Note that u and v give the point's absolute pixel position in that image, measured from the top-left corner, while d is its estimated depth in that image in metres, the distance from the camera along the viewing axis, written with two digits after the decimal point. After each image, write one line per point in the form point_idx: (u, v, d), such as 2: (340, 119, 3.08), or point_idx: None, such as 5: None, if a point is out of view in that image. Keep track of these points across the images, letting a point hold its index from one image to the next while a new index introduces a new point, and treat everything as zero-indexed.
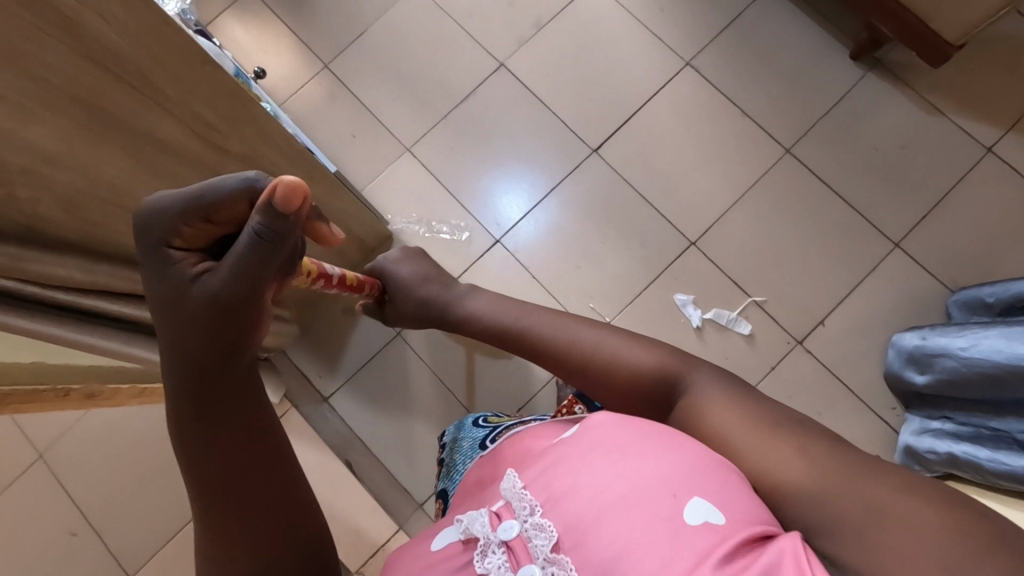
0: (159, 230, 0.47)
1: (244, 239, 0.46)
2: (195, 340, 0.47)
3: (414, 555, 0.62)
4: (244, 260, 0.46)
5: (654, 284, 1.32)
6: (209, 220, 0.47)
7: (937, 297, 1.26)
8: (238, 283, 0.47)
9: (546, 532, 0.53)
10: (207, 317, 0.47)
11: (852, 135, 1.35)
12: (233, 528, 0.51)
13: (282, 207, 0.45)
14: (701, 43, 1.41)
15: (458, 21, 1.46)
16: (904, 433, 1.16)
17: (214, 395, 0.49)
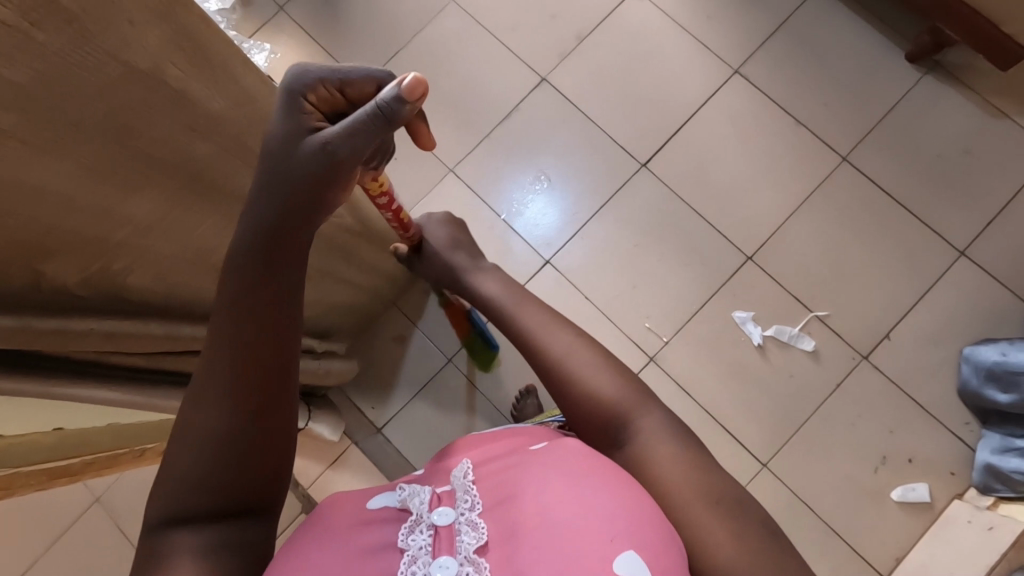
0: (298, 86, 0.49)
1: (365, 110, 0.48)
2: (287, 192, 0.47)
3: (340, 509, 0.57)
4: (362, 124, 0.48)
5: (712, 300, 1.28)
6: (340, 90, 0.51)
7: (1008, 307, 1.23)
8: (349, 147, 0.48)
9: (476, 532, 0.52)
10: (306, 171, 0.47)
11: (911, 140, 1.30)
12: (241, 419, 0.45)
13: (410, 91, 0.48)
14: (750, 50, 1.37)
15: (498, 37, 1.42)
16: (982, 450, 1.15)
17: (279, 252, 0.47)
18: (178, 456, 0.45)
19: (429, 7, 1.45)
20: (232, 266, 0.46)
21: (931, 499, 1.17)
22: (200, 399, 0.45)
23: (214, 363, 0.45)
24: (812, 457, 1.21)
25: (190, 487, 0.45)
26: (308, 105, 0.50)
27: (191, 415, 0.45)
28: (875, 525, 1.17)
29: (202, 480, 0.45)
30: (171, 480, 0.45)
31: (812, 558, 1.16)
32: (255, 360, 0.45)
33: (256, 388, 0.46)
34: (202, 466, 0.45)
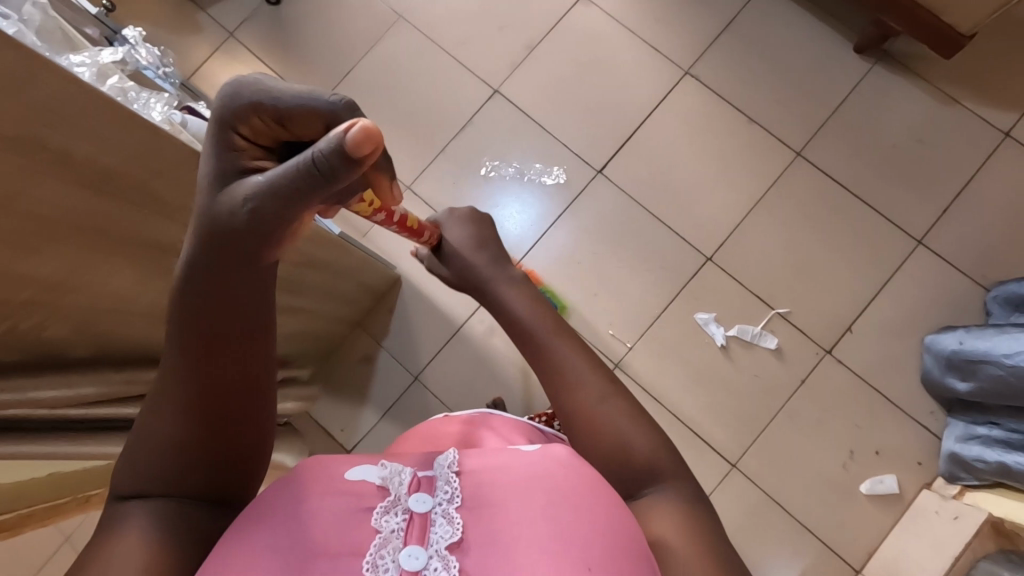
0: (231, 115, 0.41)
1: (297, 163, 0.38)
2: (218, 241, 0.41)
3: (312, 473, 0.47)
4: (292, 180, 0.38)
5: (673, 304, 1.28)
6: (282, 124, 0.42)
7: (968, 294, 1.23)
8: (279, 206, 0.40)
9: (453, 526, 0.44)
10: (230, 223, 0.40)
11: (865, 132, 1.30)
12: (211, 433, 0.44)
13: (357, 151, 0.38)
14: (700, 50, 1.37)
15: (449, 51, 1.42)
16: (947, 439, 1.14)
17: (229, 291, 0.42)
18: (143, 450, 0.44)
19: (378, 25, 1.45)
20: (184, 295, 0.42)
21: (900, 490, 1.17)
22: (165, 410, 0.43)
23: (178, 376, 0.43)
24: (780, 455, 1.21)
25: (153, 480, 0.44)
26: (241, 142, 0.42)
27: (157, 416, 0.43)
28: (846, 519, 1.17)
29: (164, 473, 0.44)
30: (136, 469, 0.44)
31: (783, 556, 1.17)
32: (222, 385, 0.43)
33: (226, 410, 0.44)
34: (163, 467, 0.44)
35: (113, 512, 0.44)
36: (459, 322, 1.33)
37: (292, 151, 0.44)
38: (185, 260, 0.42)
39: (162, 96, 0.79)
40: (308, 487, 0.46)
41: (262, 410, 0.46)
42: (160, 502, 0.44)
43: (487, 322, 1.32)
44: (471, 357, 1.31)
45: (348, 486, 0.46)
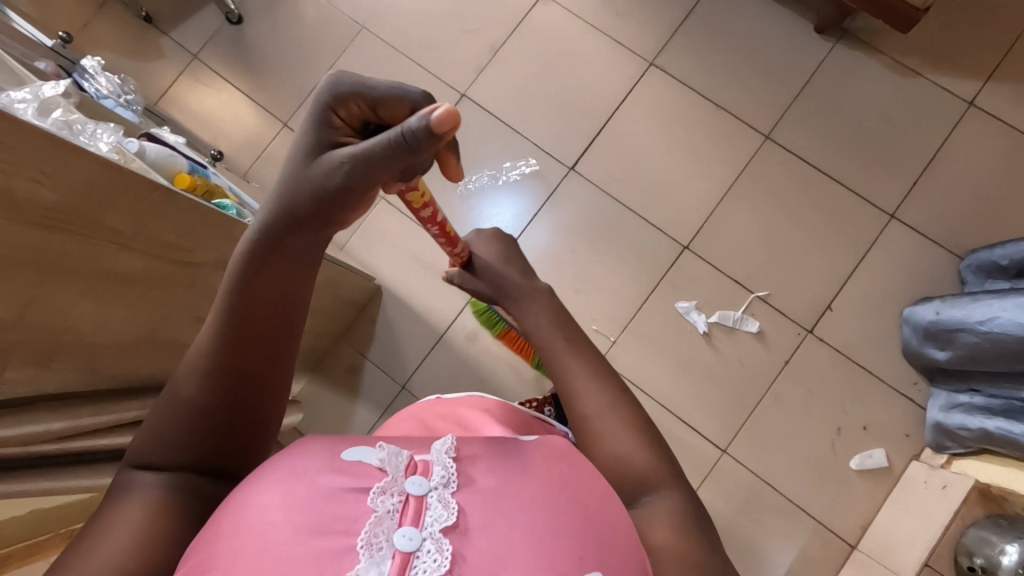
0: (331, 97, 0.50)
1: (388, 136, 0.47)
2: (298, 207, 0.50)
3: (301, 457, 0.45)
4: (382, 150, 0.48)
5: (653, 295, 1.29)
6: (373, 109, 0.51)
7: (943, 264, 1.24)
8: (365, 171, 0.49)
9: (450, 509, 0.42)
10: (321, 186, 0.49)
11: (831, 111, 1.31)
12: (235, 401, 0.49)
13: (438, 129, 0.47)
14: (663, 40, 1.38)
15: (414, 59, 1.42)
16: (931, 409, 1.16)
17: (278, 263, 0.50)
18: (170, 417, 0.49)
19: (341, 37, 1.45)
20: (248, 259, 0.50)
21: (889, 463, 1.18)
22: (195, 374, 0.49)
23: (221, 343, 0.49)
24: (768, 436, 1.22)
25: (173, 448, 0.48)
26: (337, 121, 0.51)
27: (192, 384, 0.49)
28: (838, 496, 1.18)
29: (183, 442, 0.48)
30: (159, 436, 0.48)
31: (779, 537, 1.17)
32: (248, 353, 0.49)
33: (253, 381, 0.50)
34: (190, 435, 0.48)
35: (132, 475, 0.48)
36: (442, 329, 1.33)
37: (375, 131, 0.53)
38: (257, 221, 0.51)
39: (113, 126, 0.79)
40: (296, 470, 0.43)
41: (271, 403, 0.52)
42: (176, 467, 0.48)
43: (470, 327, 1.32)
44: (457, 362, 1.31)
45: (341, 468, 0.44)
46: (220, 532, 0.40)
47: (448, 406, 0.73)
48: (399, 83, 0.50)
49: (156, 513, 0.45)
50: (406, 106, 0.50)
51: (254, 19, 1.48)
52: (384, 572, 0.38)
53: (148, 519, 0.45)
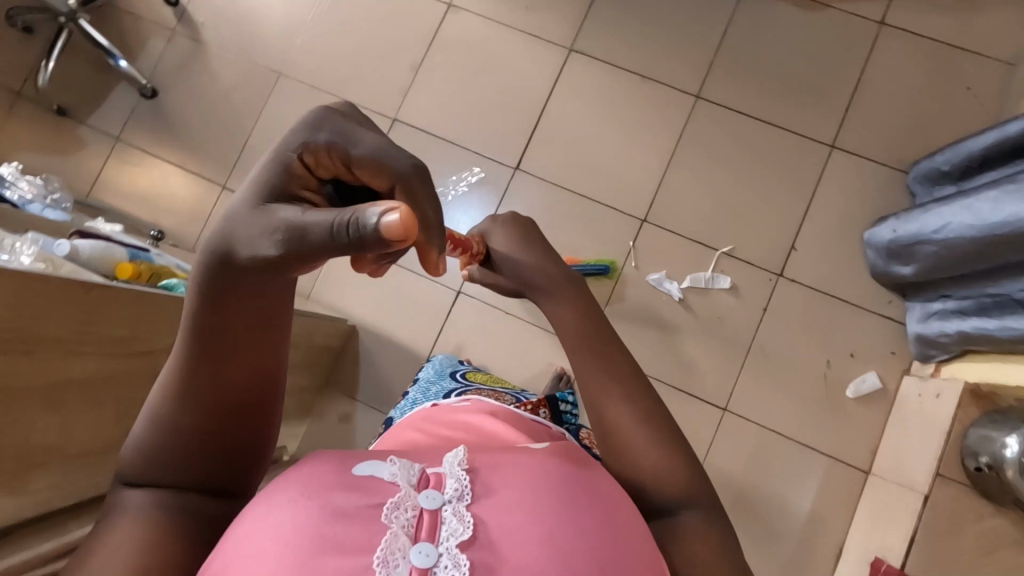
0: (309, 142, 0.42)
1: (335, 217, 0.37)
2: (235, 249, 0.41)
3: (311, 475, 0.44)
4: (323, 231, 0.37)
5: (623, 273, 1.29)
6: (348, 167, 0.42)
7: (891, 182, 1.26)
8: (299, 246, 0.39)
9: (464, 520, 0.42)
10: (249, 241, 0.40)
11: (753, 59, 1.33)
12: (228, 423, 0.47)
13: (389, 235, 0.36)
14: (577, 25, 1.38)
15: (338, 94, 1.41)
16: (911, 323, 1.18)
17: (227, 311, 0.42)
18: (158, 442, 0.45)
19: (261, 89, 1.43)
20: (197, 293, 0.43)
21: (883, 384, 1.20)
22: (177, 398, 0.45)
23: (200, 371, 0.44)
24: (763, 385, 1.23)
25: (172, 472, 0.46)
26: (299, 166, 0.42)
27: (181, 412, 0.45)
28: (841, 426, 1.20)
29: (181, 464, 0.46)
30: (155, 458, 0.46)
31: (794, 479, 1.19)
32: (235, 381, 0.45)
33: (249, 403, 0.47)
34: (189, 461, 0.46)
35: (128, 494, 0.45)
36: (426, 353, 1.33)
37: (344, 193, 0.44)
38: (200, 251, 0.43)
39: (33, 235, 0.77)
40: (307, 489, 0.43)
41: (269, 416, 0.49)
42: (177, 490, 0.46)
43: (452, 345, 1.32)
44: None
45: (354, 485, 0.43)
46: (228, 560, 0.40)
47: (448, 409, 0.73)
48: (389, 146, 0.43)
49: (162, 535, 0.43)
50: (386, 174, 0.42)
51: (169, 89, 1.45)
52: None
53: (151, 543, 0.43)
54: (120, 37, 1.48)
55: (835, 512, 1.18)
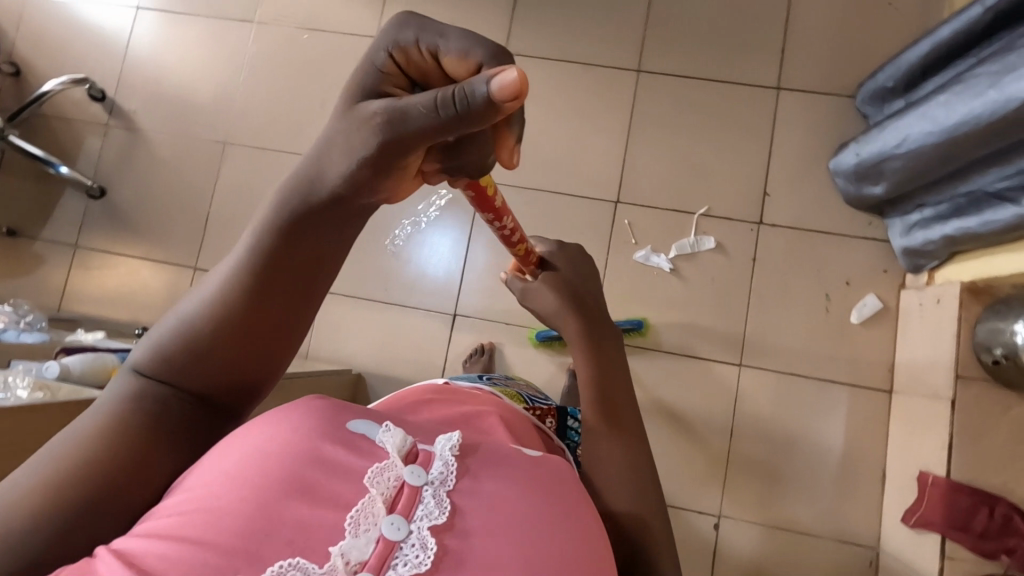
0: (397, 36, 0.43)
1: (440, 93, 0.38)
2: (323, 171, 0.43)
3: (301, 423, 0.45)
4: (430, 107, 0.39)
5: (611, 257, 1.30)
6: (437, 59, 0.43)
7: (841, 109, 1.29)
8: (408, 126, 0.40)
9: (441, 506, 0.42)
10: (354, 134, 0.41)
11: (682, 22, 1.36)
12: (241, 353, 0.46)
13: (500, 97, 0.37)
14: (506, 29, 1.39)
15: (289, 149, 1.40)
16: (894, 239, 1.20)
17: (290, 223, 0.44)
18: (176, 339, 0.45)
19: (209, 163, 1.41)
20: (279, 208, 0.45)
21: (883, 303, 1.22)
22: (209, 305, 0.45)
23: (245, 287, 0.44)
24: (770, 332, 1.25)
25: (173, 378, 0.46)
26: (391, 65, 0.44)
27: (213, 322, 0.44)
28: (854, 353, 1.22)
29: (186, 372, 0.46)
30: (163, 361, 0.46)
31: (821, 415, 1.21)
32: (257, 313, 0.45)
33: (268, 339, 0.46)
34: (195, 377, 0.46)
35: (130, 382, 0.46)
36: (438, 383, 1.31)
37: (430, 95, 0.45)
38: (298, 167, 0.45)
39: (20, 366, 0.76)
40: (293, 439, 0.43)
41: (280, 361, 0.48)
42: (167, 399, 0.46)
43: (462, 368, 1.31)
44: None
45: (343, 444, 0.44)
46: (186, 504, 0.40)
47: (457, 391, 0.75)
48: (467, 32, 0.42)
49: (133, 439, 0.43)
50: (470, 59, 0.42)
51: (116, 185, 1.42)
52: (362, 557, 0.38)
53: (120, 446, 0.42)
54: (54, 145, 1.45)
55: (868, 435, 1.20)
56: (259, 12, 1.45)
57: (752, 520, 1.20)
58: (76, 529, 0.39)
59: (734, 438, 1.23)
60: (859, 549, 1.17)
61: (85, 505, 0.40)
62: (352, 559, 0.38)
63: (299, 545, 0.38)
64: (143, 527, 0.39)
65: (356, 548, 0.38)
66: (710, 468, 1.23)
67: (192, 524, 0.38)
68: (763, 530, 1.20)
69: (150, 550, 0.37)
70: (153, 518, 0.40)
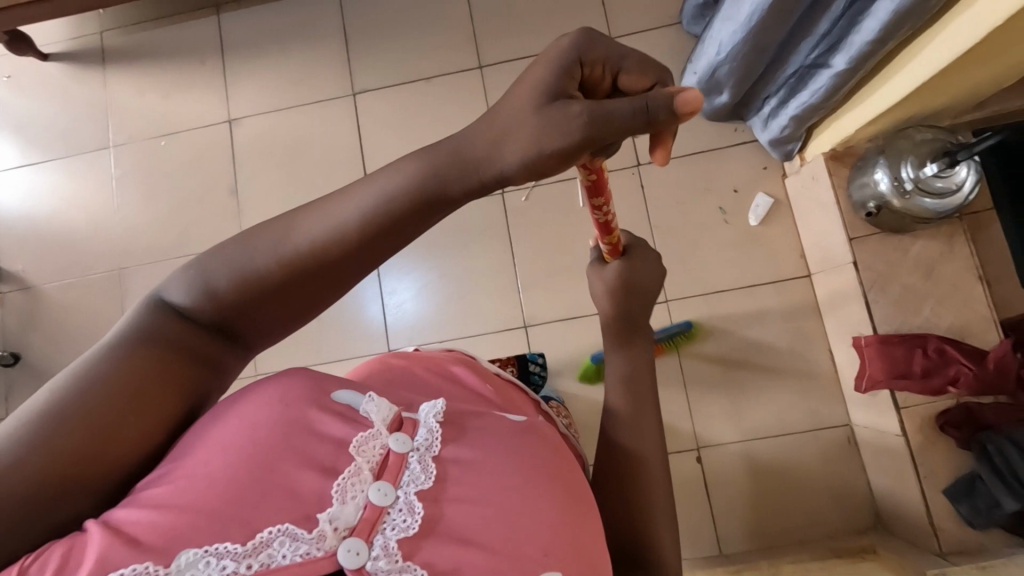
0: (583, 43, 0.42)
1: (634, 102, 0.40)
2: (496, 153, 0.41)
3: (288, 392, 0.48)
4: (626, 115, 0.39)
5: (516, 246, 1.35)
6: (615, 75, 0.44)
7: (674, 36, 1.35)
8: (604, 126, 0.39)
9: (428, 472, 0.48)
10: (542, 126, 0.40)
11: (504, 8, 1.41)
12: (289, 302, 0.46)
13: (685, 111, 0.40)
14: (347, 71, 1.43)
15: (181, 253, 1.40)
16: (759, 135, 1.24)
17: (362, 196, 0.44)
18: (226, 280, 0.45)
19: (110, 292, 1.41)
20: (367, 179, 0.44)
21: (773, 197, 1.27)
22: (273, 253, 0.45)
23: (325, 249, 0.44)
24: (684, 260, 1.28)
25: (201, 313, 0.46)
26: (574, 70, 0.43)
27: (281, 272, 0.45)
28: (765, 252, 1.26)
29: (220, 309, 0.46)
30: (211, 299, 0.46)
31: (756, 318, 1.25)
32: (322, 275, 0.45)
33: (317, 293, 0.46)
34: (238, 316, 0.47)
35: (159, 315, 0.46)
36: None
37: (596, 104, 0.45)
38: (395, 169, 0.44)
39: None
40: (282, 410, 0.46)
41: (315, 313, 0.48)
42: (186, 337, 0.46)
43: None
44: None
45: (332, 414, 0.48)
46: (172, 473, 0.43)
47: (428, 356, 0.77)
48: (645, 57, 0.45)
49: (144, 388, 0.44)
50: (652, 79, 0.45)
51: (28, 346, 1.41)
52: (352, 519, 0.43)
53: (131, 397, 0.43)
54: None
55: (803, 321, 1.23)
56: (113, 135, 1.47)
57: (730, 440, 1.22)
58: (62, 488, 0.40)
59: (686, 370, 1.25)
60: (833, 430, 1.20)
61: (75, 462, 0.40)
62: (340, 525, 0.42)
63: (288, 512, 0.42)
64: (132, 495, 0.42)
65: (344, 513, 0.43)
66: (674, 405, 1.24)
67: (180, 494, 0.41)
68: (743, 446, 1.21)
69: (138, 520, 0.40)
70: (144, 486, 0.42)
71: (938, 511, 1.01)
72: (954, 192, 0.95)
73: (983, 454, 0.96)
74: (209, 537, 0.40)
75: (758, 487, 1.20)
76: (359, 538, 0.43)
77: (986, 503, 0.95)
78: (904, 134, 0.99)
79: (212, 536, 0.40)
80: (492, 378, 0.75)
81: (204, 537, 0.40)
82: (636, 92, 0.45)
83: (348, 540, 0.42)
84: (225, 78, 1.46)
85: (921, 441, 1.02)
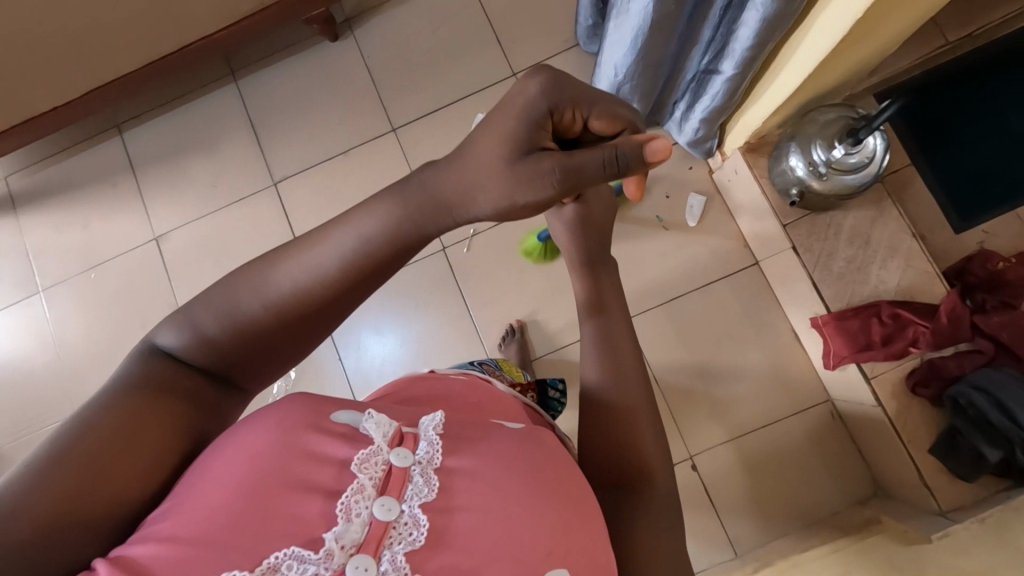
0: (555, 99, 0.46)
1: (603, 155, 0.45)
2: (468, 203, 0.48)
3: (282, 416, 0.44)
4: (598, 167, 0.46)
5: (469, 300, 1.35)
6: (583, 119, 0.49)
7: (574, 58, 1.36)
8: (578, 177, 0.46)
9: (428, 485, 0.44)
10: (527, 179, 0.46)
11: (404, 67, 1.40)
12: (290, 334, 0.51)
13: (651, 158, 0.47)
14: (264, 162, 1.41)
15: None
16: (677, 138, 1.25)
17: (343, 235, 0.48)
18: (226, 324, 0.49)
19: None
20: (344, 217, 0.49)
21: (705, 195, 1.29)
22: (271, 297, 0.49)
23: (318, 288, 0.49)
24: (634, 274, 1.28)
25: (205, 356, 0.49)
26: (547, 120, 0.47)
27: (281, 314, 0.49)
28: (710, 250, 1.27)
29: (219, 350, 0.49)
30: (206, 343, 0.49)
31: (716, 314, 1.26)
32: (319, 311, 0.50)
33: (312, 326, 0.51)
34: (237, 356, 0.50)
35: (160, 362, 0.48)
36: None
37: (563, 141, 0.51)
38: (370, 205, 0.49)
39: None
40: (277, 431, 0.43)
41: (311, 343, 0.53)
42: (184, 377, 0.49)
43: None
44: None
45: (330, 434, 0.45)
46: (176, 506, 0.41)
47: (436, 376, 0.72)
48: (612, 100, 0.49)
49: (145, 424, 0.44)
50: (619, 122, 0.49)
51: None
52: (355, 538, 0.41)
53: (137, 433, 0.43)
54: None
55: (762, 308, 1.25)
56: (41, 278, 1.43)
57: (720, 440, 1.22)
58: (53, 537, 0.37)
59: (660, 381, 1.25)
60: (816, 408, 1.21)
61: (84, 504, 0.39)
62: (345, 542, 0.40)
63: (292, 535, 0.40)
64: (140, 531, 0.40)
65: (349, 531, 0.41)
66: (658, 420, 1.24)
67: (185, 525, 0.39)
68: (733, 443, 1.22)
69: (146, 553, 0.38)
70: (150, 522, 0.40)
71: (928, 470, 1.02)
72: (869, 163, 0.97)
73: (957, 409, 0.97)
74: (214, 565, 0.37)
75: (756, 481, 1.20)
76: (366, 554, 0.40)
77: (972, 456, 0.97)
78: (810, 117, 1.02)
79: (219, 561, 0.37)
80: (494, 390, 0.70)
81: (211, 564, 0.37)
82: (605, 134, 0.50)
83: (355, 558, 0.40)
84: (143, 195, 1.43)
85: (896, 407, 1.03)
